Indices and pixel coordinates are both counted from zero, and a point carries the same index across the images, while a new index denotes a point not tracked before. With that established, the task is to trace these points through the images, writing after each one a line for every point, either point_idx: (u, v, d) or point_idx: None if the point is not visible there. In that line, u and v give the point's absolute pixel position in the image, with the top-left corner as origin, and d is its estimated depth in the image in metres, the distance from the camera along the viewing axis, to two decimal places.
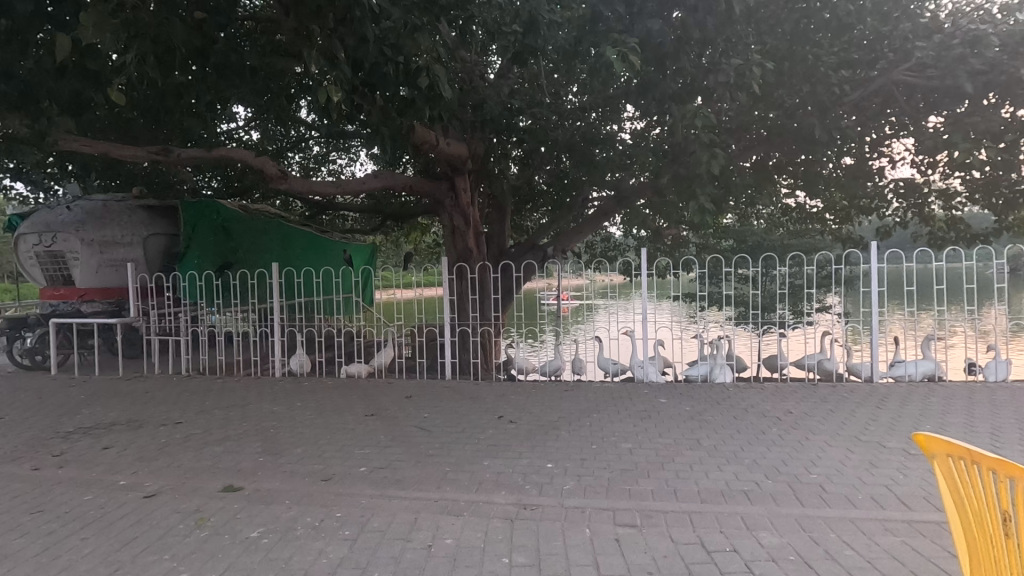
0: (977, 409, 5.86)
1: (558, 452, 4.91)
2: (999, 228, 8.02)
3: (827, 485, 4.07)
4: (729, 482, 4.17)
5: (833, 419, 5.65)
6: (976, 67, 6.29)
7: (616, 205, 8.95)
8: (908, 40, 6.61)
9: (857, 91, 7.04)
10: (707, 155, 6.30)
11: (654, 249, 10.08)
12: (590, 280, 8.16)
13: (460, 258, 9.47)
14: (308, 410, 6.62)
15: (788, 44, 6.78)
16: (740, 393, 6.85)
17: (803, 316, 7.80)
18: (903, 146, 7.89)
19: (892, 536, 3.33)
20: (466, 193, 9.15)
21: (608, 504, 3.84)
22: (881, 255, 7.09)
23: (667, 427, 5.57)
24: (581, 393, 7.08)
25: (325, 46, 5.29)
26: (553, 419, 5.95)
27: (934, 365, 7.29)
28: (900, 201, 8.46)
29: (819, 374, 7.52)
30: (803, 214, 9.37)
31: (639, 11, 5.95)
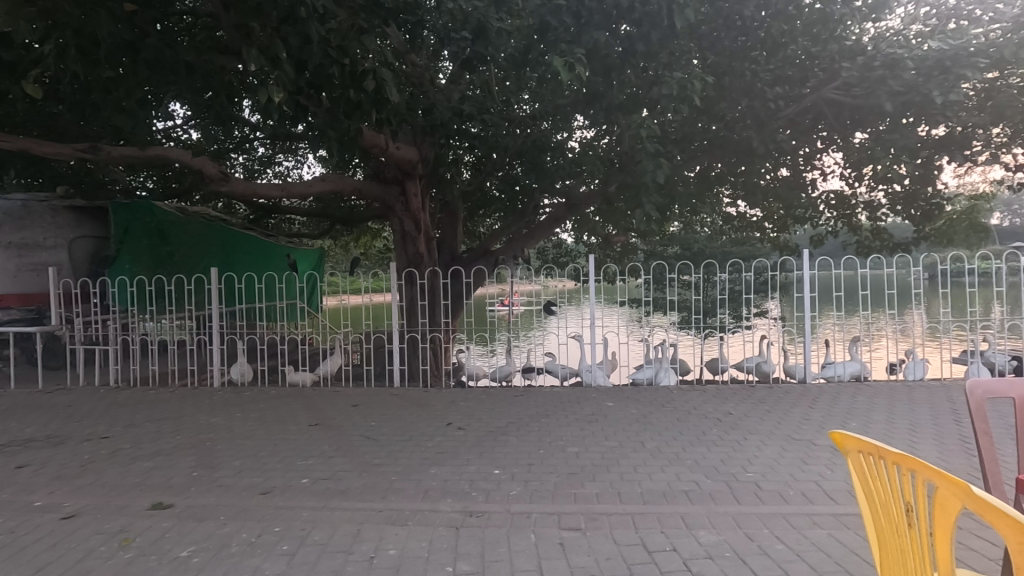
0: (898, 408, 6.27)
1: (506, 458, 4.91)
2: (917, 238, 8.63)
3: (762, 483, 4.24)
4: (671, 482, 4.29)
5: (769, 419, 5.91)
6: (895, 88, 6.76)
7: (567, 212, 9.02)
8: (835, 61, 7.08)
9: (791, 107, 7.43)
10: (652, 165, 6.49)
11: (604, 255, 10.38)
12: (552, 284, 8.04)
13: (410, 263, 9.41)
14: (249, 421, 6.37)
15: (727, 60, 7.08)
16: (684, 395, 7.07)
17: (742, 320, 8.15)
18: (833, 161, 8.40)
19: (820, 529, 3.51)
20: (417, 198, 9.05)
21: (554, 509, 3.88)
22: (813, 262, 7.57)
23: (613, 430, 5.68)
24: (531, 399, 7.13)
25: (266, 44, 5.12)
26: (502, 425, 5.97)
27: (861, 366, 7.79)
28: (832, 212, 9.08)
29: (757, 376, 7.89)
30: (745, 222, 9.75)
31: (586, 22, 6.12)
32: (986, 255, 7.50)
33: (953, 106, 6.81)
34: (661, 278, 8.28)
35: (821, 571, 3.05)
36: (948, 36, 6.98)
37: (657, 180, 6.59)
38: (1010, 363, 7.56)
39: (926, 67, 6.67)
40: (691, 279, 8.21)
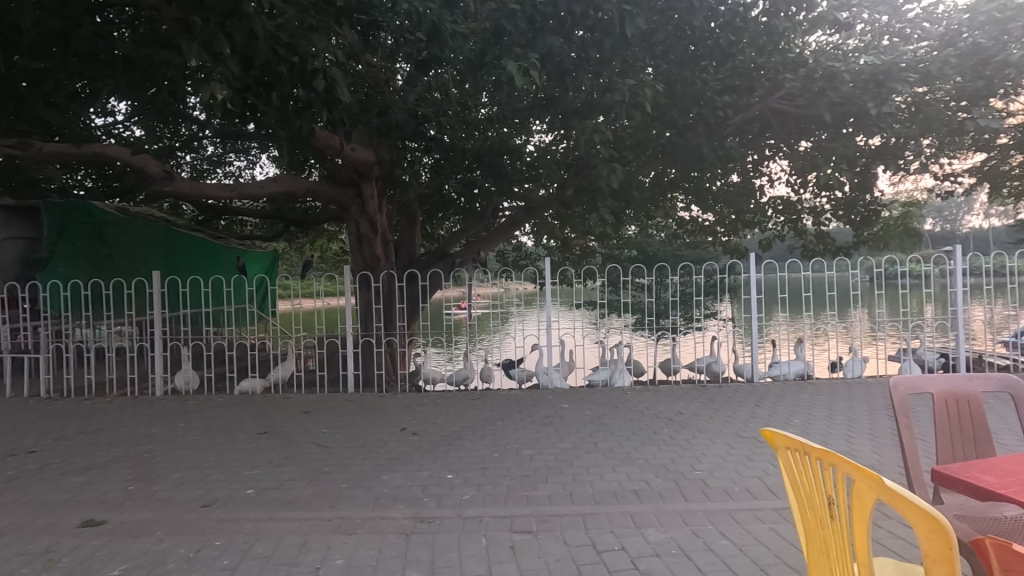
0: (838, 404, 6.57)
1: (460, 462, 4.89)
2: (857, 242, 9.09)
3: (709, 481, 4.36)
4: (622, 482, 4.36)
5: (717, 418, 6.10)
6: (834, 99, 7.12)
7: (526, 215, 9.06)
8: (779, 72, 7.43)
9: (739, 115, 7.70)
10: (607, 171, 6.65)
11: (563, 258, 10.49)
12: (512, 287, 7.98)
13: (366, 266, 9.23)
14: (193, 430, 6.11)
15: (678, 68, 7.23)
16: (637, 396, 7.24)
17: (693, 322, 8.37)
18: (779, 168, 8.73)
19: (761, 523, 3.64)
20: (373, 200, 8.92)
21: (506, 512, 3.88)
22: (758, 266, 7.88)
23: (567, 431, 5.73)
24: (488, 402, 7.12)
25: (208, 39, 4.95)
26: (458, 429, 5.93)
27: (805, 365, 8.13)
28: (779, 216, 9.45)
29: (707, 376, 8.14)
30: (698, 227, 10.01)
31: (541, 27, 6.02)
32: (917, 258, 7.93)
33: (885, 118, 7.22)
34: (615, 281, 8.41)
35: (762, 565, 3.15)
36: (881, 52, 7.40)
37: (612, 185, 6.75)
38: (939, 360, 8.02)
39: (861, 81, 7.05)
40: (645, 281, 8.37)
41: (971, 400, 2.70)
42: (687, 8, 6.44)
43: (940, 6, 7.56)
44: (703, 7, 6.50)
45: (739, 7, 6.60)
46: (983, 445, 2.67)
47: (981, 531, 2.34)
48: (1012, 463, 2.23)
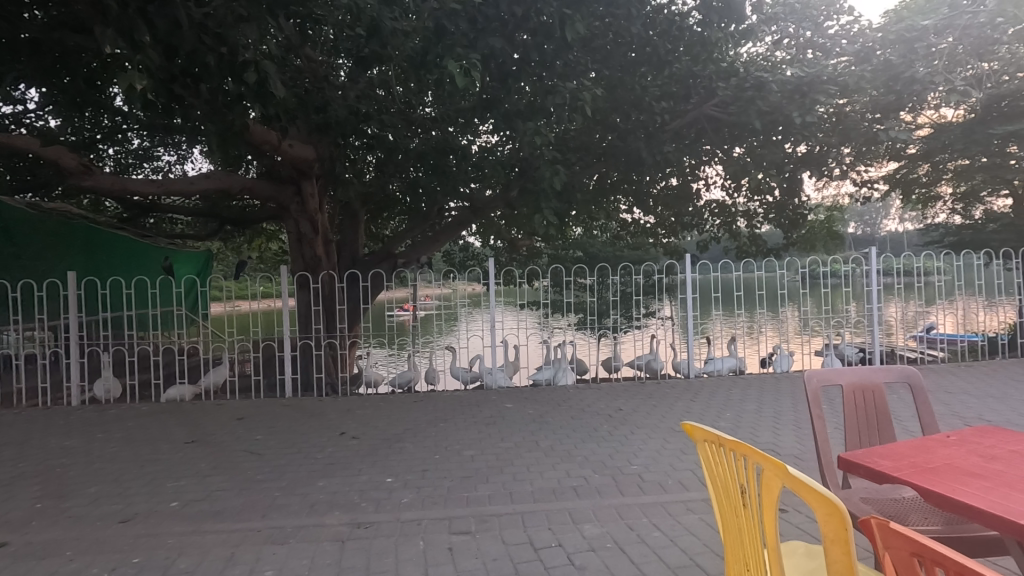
0: (766, 398, 6.92)
1: (400, 466, 4.81)
2: (786, 244, 9.63)
3: (644, 475, 4.49)
4: (561, 479, 4.43)
5: (655, 413, 6.30)
6: (762, 108, 7.51)
7: (472, 216, 9.02)
8: (712, 81, 7.76)
9: (677, 120, 8.00)
10: (550, 172, 6.78)
11: (508, 259, 10.52)
12: (458, 287, 7.95)
13: (306, 267, 8.93)
14: (112, 441, 5.72)
15: (619, 73, 7.33)
16: (579, 393, 7.38)
17: (633, 320, 8.59)
18: (715, 173, 9.11)
19: (692, 514, 3.77)
20: (314, 199, 8.69)
21: (445, 514, 3.86)
22: (694, 266, 8.22)
23: (509, 431, 5.76)
24: (431, 404, 7.05)
25: (124, 23, 4.64)
26: (399, 432, 5.85)
27: (738, 360, 8.54)
28: (715, 219, 9.84)
29: (646, 372, 8.41)
30: (640, 228, 10.17)
31: (483, 28, 6.07)
32: (837, 258, 8.43)
33: (809, 127, 7.69)
34: (558, 281, 8.51)
35: (692, 554, 3.27)
36: (805, 65, 7.86)
37: (555, 186, 6.87)
38: (857, 354, 8.59)
39: (787, 91, 7.47)
40: (587, 281, 8.52)
41: (875, 390, 2.91)
42: (625, 15, 6.54)
43: (856, 24, 8.11)
44: (640, 14, 6.64)
45: (676, 16, 6.91)
46: (885, 432, 2.89)
47: (880, 511, 2.54)
48: (908, 447, 2.42)
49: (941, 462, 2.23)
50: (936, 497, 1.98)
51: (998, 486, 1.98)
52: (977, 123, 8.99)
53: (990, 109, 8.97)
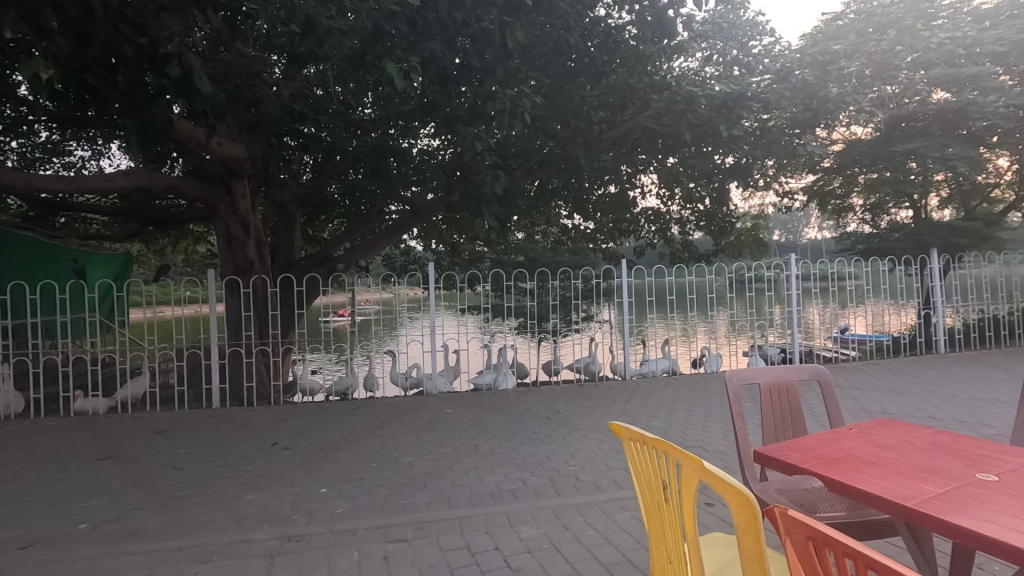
0: (697, 397, 7.25)
1: (335, 475, 4.68)
2: (716, 250, 10.12)
3: (581, 475, 4.59)
4: (499, 483, 4.46)
5: (592, 414, 6.45)
6: (693, 120, 7.89)
7: (413, 220, 8.97)
8: (646, 93, 8.09)
9: (614, 130, 8.28)
10: (490, 177, 6.83)
11: (450, 264, 10.47)
12: (398, 293, 7.84)
13: (237, 271, 8.50)
14: (12, 460, 5.24)
15: (558, 82, 7.45)
16: (519, 397, 7.46)
17: (573, 324, 8.75)
18: (650, 181, 9.44)
19: (625, 511, 3.89)
20: (245, 199, 8.34)
21: (381, 522, 3.79)
22: (630, 272, 8.51)
23: (448, 436, 5.74)
24: (369, 411, 6.91)
25: (27, 6, 4.27)
26: (334, 440, 5.70)
27: (671, 362, 8.95)
28: (651, 225, 10.19)
29: (585, 375, 8.62)
30: (579, 234, 10.32)
31: (422, 32, 5.87)
32: (761, 264, 8.95)
33: (735, 139, 8.13)
34: (499, 285, 8.54)
35: (624, 550, 3.37)
36: (731, 81, 8.30)
37: (496, 191, 6.92)
38: (779, 355, 9.14)
39: (715, 105, 7.85)
40: (528, 286, 8.61)
41: (789, 388, 3.11)
42: (563, 25, 6.58)
43: (777, 46, 8.66)
44: (579, 25, 6.72)
45: (612, 30, 7.00)
46: (798, 427, 3.09)
47: (793, 501, 2.72)
48: (815, 440, 2.61)
49: (843, 453, 2.42)
50: (836, 484, 2.15)
51: (889, 472, 2.18)
52: (882, 141, 9.81)
53: (893, 129, 9.83)
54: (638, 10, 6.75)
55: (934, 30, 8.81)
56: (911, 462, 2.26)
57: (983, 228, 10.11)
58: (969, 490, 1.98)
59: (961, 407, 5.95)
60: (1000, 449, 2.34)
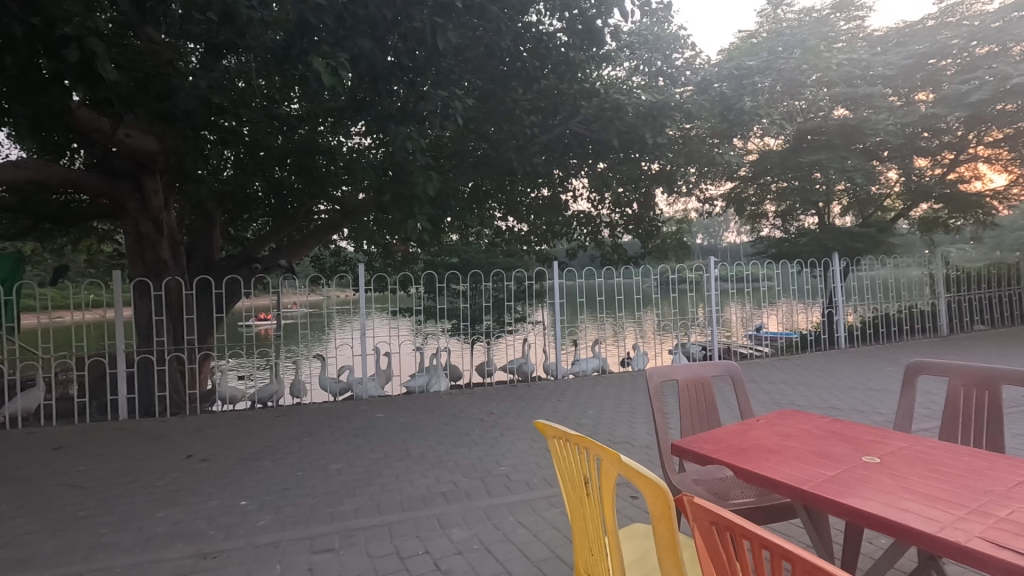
0: (625, 394, 7.52)
1: (256, 486, 4.47)
2: (644, 252, 10.49)
3: (512, 474, 4.64)
4: (430, 486, 4.43)
5: (524, 414, 6.54)
6: (620, 127, 8.19)
7: (343, 220, 8.72)
8: (577, 100, 8.30)
9: (544, 134, 8.41)
10: (423, 178, 6.76)
11: (383, 265, 10.25)
12: (329, 294, 7.70)
13: (149, 272, 7.92)
14: None
15: (490, 85, 7.49)
16: (452, 399, 7.44)
17: (505, 325, 8.81)
18: (581, 185, 9.70)
19: (554, 508, 3.97)
20: (158, 196, 7.79)
21: (306, 533, 3.66)
22: (561, 273, 8.73)
23: (379, 441, 5.63)
24: (296, 418, 6.65)
25: None
26: (256, 450, 5.44)
27: (601, 361, 9.24)
28: (583, 228, 10.44)
29: (518, 376, 8.72)
30: (513, 236, 10.42)
31: (351, 28, 5.68)
32: (684, 266, 9.41)
33: (660, 147, 8.52)
34: (432, 286, 8.50)
35: (553, 546, 3.44)
36: (656, 91, 8.70)
37: (428, 192, 6.85)
38: (700, 352, 9.62)
39: (641, 113, 8.20)
40: (461, 287, 8.59)
41: (704, 383, 3.31)
42: (495, 30, 6.57)
43: (697, 59, 9.14)
44: (512, 30, 6.70)
45: (544, 36, 7.10)
46: (713, 420, 3.28)
47: (708, 489, 2.90)
48: (725, 432, 2.79)
49: (750, 443, 2.60)
50: (744, 472, 2.31)
51: (791, 459, 2.36)
52: (790, 152, 10.59)
53: (801, 141, 10.63)
54: (568, 17, 6.99)
55: (835, 52, 9.64)
56: (809, 449, 2.47)
57: (877, 234, 11.12)
58: (857, 472, 2.19)
59: (857, 397, 6.54)
60: (882, 434, 2.60)
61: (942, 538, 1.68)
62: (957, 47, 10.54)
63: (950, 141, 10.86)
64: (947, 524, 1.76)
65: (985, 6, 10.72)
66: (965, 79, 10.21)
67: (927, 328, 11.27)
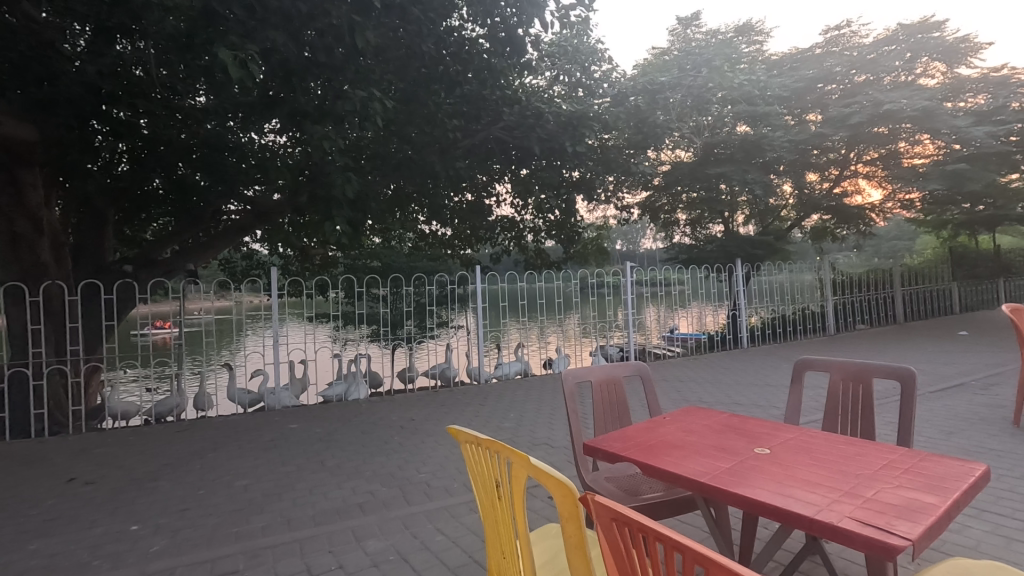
0: (546, 397, 7.65)
1: (151, 509, 4.12)
2: (566, 257, 10.67)
3: (432, 481, 4.58)
4: (346, 498, 4.28)
5: (446, 420, 6.48)
6: (541, 136, 8.32)
7: (255, 221, 8.24)
8: (499, 106, 8.34)
9: (466, 139, 8.35)
10: (341, 179, 6.49)
11: (300, 269, 9.75)
12: (239, 299, 7.19)
13: (24, 276, 7.07)
14: None
15: (412, 87, 7.33)
16: (371, 407, 7.23)
17: (427, 331, 8.65)
18: (504, 190, 9.84)
19: (474, 513, 3.96)
20: (36, 191, 7.01)
21: (207, 556, 3.41)
22: (483, 278, 8.79)
23: (292, 453, 5.36)
24: (199, 432, 6.20)
25: None
26: (152, 469, 5.01)
27: (523, 364, 9.34)
28: (507, 232, 10.52)
29: (441, 381, 8.60)
30: (437, 239, 10.47)
31: (262, 20, 5.41)
32: (603, 271, 9.73)
33: (579, 155, 8.76)
34: (351, 291, 8.21)
35: (471, 551, 3.43)
36: (575, 101, 8.95)
37: (347, 195, 6.61)
38: (618, 354, 9.90)
39: (562, 121, 8.39)
40: (381, 292, 8.37)
41: (616, 383, 3.44)
42: (416, 32, 6.48)
43: (614, 72, 9.50)
44: (433, 33, 6.69)
45: (465, 41, 7.17)
46: (626, 419, 3.41)
47: (620, 486, 3.02)
48: (636, 429, 2.90)
49: (657, 439, 2.73)
50: (650, 468, 2.41)
51: (692, 454, 2.50)
52: (699, 164, 11.26)
53: (709, 154, 11.33)
54: (490, 25, 7.04)
55: (737, 72, 10.37)
56: (708, 443, 2.62)
57: (774, 241, 12.03)
58: (750, 463, 2.35)
59: (758, 393, 7.04)
60: (774, 426, 2.82)
61: (819, 520, 1.84)
62: (840, 74, 11.72)
63: (836, 158, 12.01)
64: (824, 506, 1.93)
65: (863, 39, 11.99)
66: (847, 103, 11.35)
67: (817, 328, 12.31)
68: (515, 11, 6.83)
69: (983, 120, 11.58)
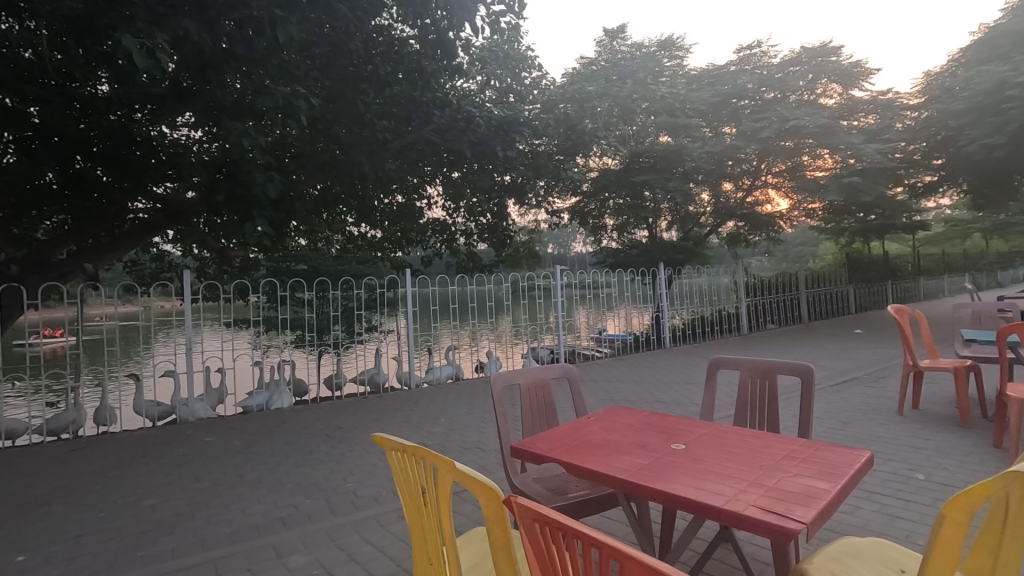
0: (477, 400, 7.65)
1: (41, 536, 3.74)
2: (498, 261, 10.72)
3: (359, 490, 4.47)
4: (267, 512, 4.09)
5: (374, 426, 6.34)
6: (473, 139, 8.34)
7: (166, 220, 7.70)
8: (430, 108, 8.21)
9: (396, 141, 8.12)
10: (262, 178, 6.19)
11: (217, 271, 9.15)
12: (148, 303, 6.63)
13: None
14: None
15: (339, 84, 7.11)
16: (296, 415, 6.94)
17: (355, 335, 8.38)
18: (435, 193, 9.79)
19: (402, 521, 3.89)
20: None
21: None
22: (413, 281, 8.65)
23: (207, 468, 5.05)
24: (99, 449, 5.70)
25: None
26: (43, 492, 4.55)
27: (455, 368, 9.23)
28: (438, 235, 10.44)
29: (369, 387, 8.38)
30: (366, 242, 10.29)
31: (173, 8, 5.13)
32: (534, 274, 9.83)
33: (510, 160, 8.84)
34: (273, 296, 7.72)
35: (399, 560, 3.37)
36: (507, 107, 9.03)
37: (268, 194, 6.32)
38: (549, 356, 10.07)
39: (493, 125, 8.43)
40: (306, 297, 8.02)
41: (545, 385, 3.50)
42: (342, 28, 6.36)
43: (544, 79, 9.74)
44: (361, 31, 6.59)
45: (395, 41, 7.04)
46: (553, 420, 3.49)
47: (547, 486, 3.09)
48: (562, 430, 2.98)
49: (581, 439, 2.81)
50: (575, 468, 2.48)
51: (615, 452, 2.59)
52: (625, 171, 11.68)
53: (634, 162, 11.79)
54: (421, 26, 6.81)
55: (660, 85, 10.87)
56: (630, 441, 2.73)
57: (694, 246, 12.68)
58: (667, 458, 2.48)
59: (679, 391, 7.39)
60: (689, 422, 2.98)
61: (728, 510, 1.96)
62: (751, 90, 12.65)
63: (749, 169, 12.85)
64: (732, 497, 2.06)
65: (771, 59, 12.92)
66: (757, 119, 12.20)
67: (732, 328, 13.05)
68: (446, 13, 6.57)
69: (873, 137, 12.79)
